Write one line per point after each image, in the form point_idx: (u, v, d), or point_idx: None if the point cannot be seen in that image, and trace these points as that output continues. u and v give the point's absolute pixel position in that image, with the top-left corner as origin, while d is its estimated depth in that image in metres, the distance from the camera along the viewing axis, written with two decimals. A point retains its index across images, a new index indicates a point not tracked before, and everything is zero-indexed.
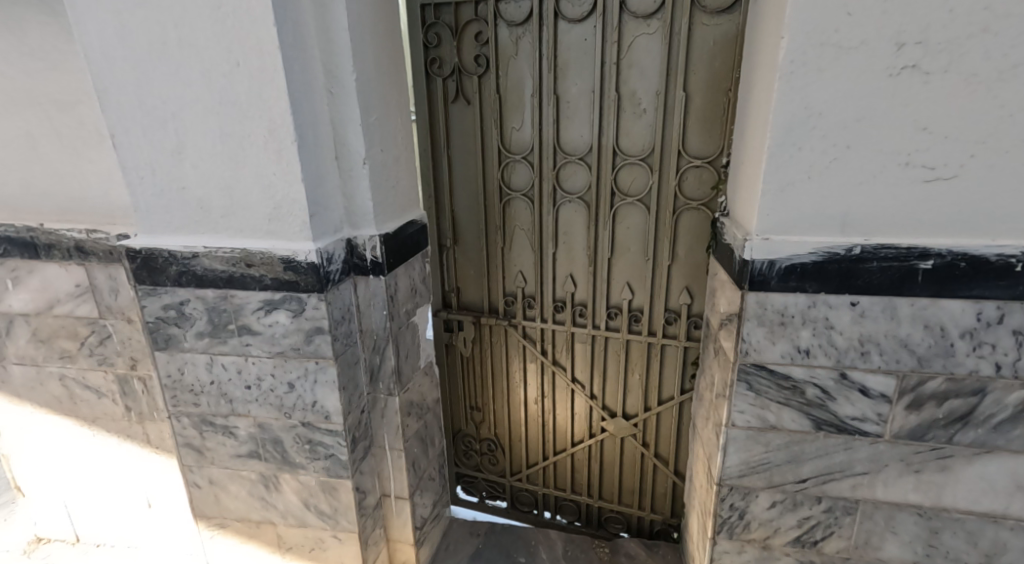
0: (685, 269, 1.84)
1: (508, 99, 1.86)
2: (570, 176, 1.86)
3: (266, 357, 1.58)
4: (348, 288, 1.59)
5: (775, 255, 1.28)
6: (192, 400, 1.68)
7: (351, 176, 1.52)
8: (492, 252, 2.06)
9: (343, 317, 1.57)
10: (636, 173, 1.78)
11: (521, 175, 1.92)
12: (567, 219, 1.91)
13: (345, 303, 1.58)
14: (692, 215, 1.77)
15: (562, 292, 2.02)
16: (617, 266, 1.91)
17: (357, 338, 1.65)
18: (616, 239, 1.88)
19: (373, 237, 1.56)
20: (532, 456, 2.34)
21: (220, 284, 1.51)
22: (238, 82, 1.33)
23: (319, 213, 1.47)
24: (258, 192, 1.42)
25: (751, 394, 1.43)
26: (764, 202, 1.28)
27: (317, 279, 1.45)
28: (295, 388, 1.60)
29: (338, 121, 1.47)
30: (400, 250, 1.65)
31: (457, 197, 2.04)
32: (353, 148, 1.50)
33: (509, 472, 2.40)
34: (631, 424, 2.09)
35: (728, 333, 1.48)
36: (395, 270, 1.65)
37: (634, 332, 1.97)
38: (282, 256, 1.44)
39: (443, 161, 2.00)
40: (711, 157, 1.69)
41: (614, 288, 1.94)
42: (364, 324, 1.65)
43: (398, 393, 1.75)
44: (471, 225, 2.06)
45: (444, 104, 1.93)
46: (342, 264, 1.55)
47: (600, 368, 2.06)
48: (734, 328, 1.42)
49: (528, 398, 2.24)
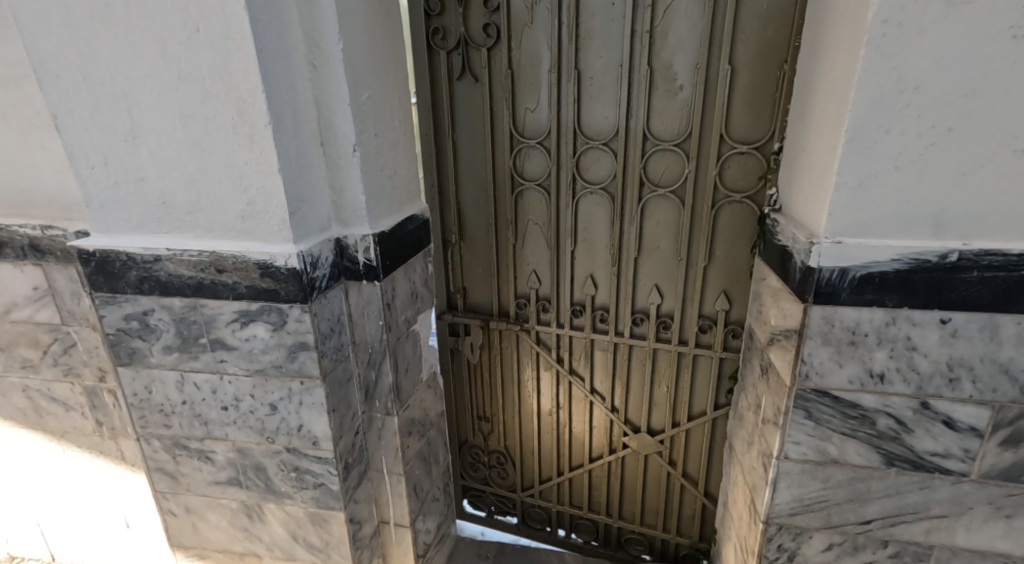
0: (724, 270, 1.61)
1: (521, 76, 1.63)
2: (592, 164, 1.64)
3: (244, 376, 1.37)
4: (337, 295, 1.38)
5: (850, 262, 1.06)
6: (163, 421, 1.48)
7: (337, 165, 1.30)
8: (502, 250, 1.85)
9: (332, 329, 1.36)
10: (670, 161, 1.55)
11: (535, 163, 1.70)
12: (587, 212, 1.69)
13: (334, 313, 1.37)
14: (733, 209, 1.54)
15: (580, 294, 1.81)
16: (644, 266, 1.69)
17: (349, 352, 1.45)
18: (644, 237, 1.66)
19: (365, 236, 1.34)
20: (546, 470, 2.15)
21: (188, 292, 1.30)
22: (198, 53, 1.10)
23: (302, 209, 1.25)
24: (229, 184, 1.20)
25: (810, 423, 1.22)
26: (837, 198, 1.05)
27: (299, 287, 1.24)
28: (278, 410, 1.39)
29: (322, 99, 1.24)
30: (397, 250, 1.44)
31: (464, 187, 1.82)
32: (341, 133, 1.27)
33: (520, 487, 2.22)
34: (657, 440, 1.88)
35: (781, 350, 1.26)
36: (391, 274, 1.43)
37: (662, 340, 1.75)
38: (258, 260, 1.23)
39: (447, 147, 1.78)
40: (758, 142, 1.45)
41: (640, 291, 1.72)
42: (357, 335, 1.45)
43: (397, 412, 1.54)
44: (479, 219, 1.84)
45: (448, 82, 1.71)
46: (330, 268, 1.33)
47: (622, 378, 1.86)
48: (789, 344, 1.20)
49: (541, 408, 2.05)
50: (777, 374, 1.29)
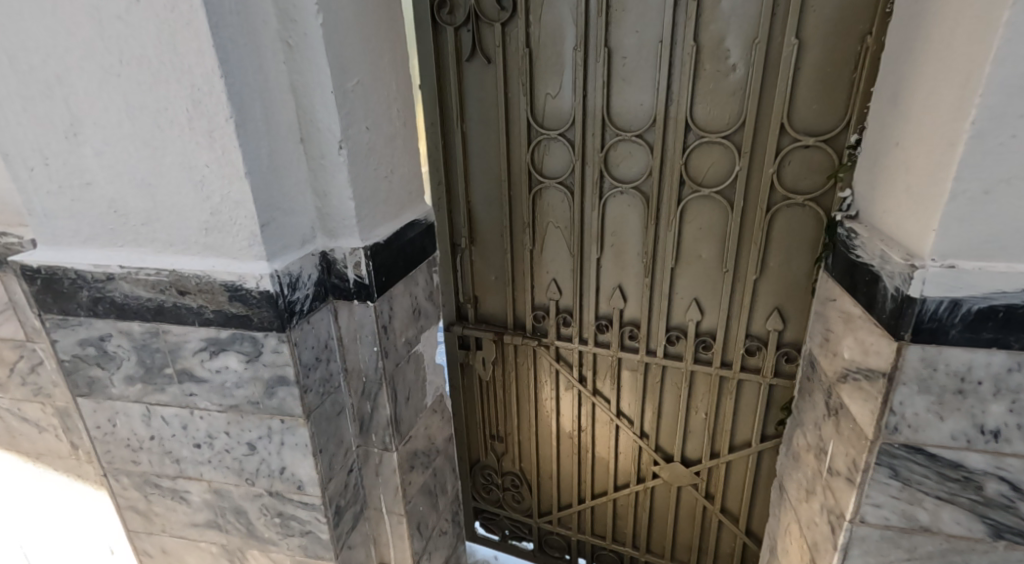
0: (778, 285, 1.37)
1: (540, 56, 1.40)
2: (623, 160, 1.41)
3: (217, 411, 1.17)
4: (323, 317, 1.18)
5: (965, 291, 0.83)
6: (130, 457, 1.29)
7: (321, 163, 1.09)
8: (518, 256, 1.65)
9: (317, 359, 1.16)
10: (716, 157, 1.31)
11: (556, 159, 1.48)
12: (616, 214, 1.47)
13: (319, 339, 1.17)
14: (792, 213, 1.30)
15: (606, 308, 1.60)
16: (682, 278, 1.46)
17: (340, 381, 1.26)
18: (682, 244, 1.43)
19: (354, 250, 1.13)
20: (565, 496, 1.96)
21: (147, 316, 1.10)
22: (141, 29, 0.89)
23: (278, 219, 1.04)
24: (188, 190, 0.99)
25: (896, 484, 0.99)
26: (952, 210, 0.82)
27: (275, 313, 1.03)
28: (257, 450, 1.19)
29: (300, 84, 1.03)
30: (395, 263, 1.24)
31: (475, 186, 1.62)
32: (324, 127, 1.05)
33: (537, 512, 2.03)
34: (691, 472, 1.67)
35: (856, 392, 1.03)
36: (387, 293, 1.22)
37: (701, 362, 1.53)
38: (225, 281, 1.02)
39: (456, 140, 1.57)
40: (827, 134, 1.21)
41: (677, 305, 1.50)
42: (349, 362, 1.25)
43: (396, 447, 1.34)
44: (492, 220, 1.64)
45: (457, 64, 1.49)
46: (314, 287, 1.13)
47: (652, 401, 1.64)
48: (871, 386, 0.97)
49: (561, 429, 1.85)
50: (847, 419, 1.06)
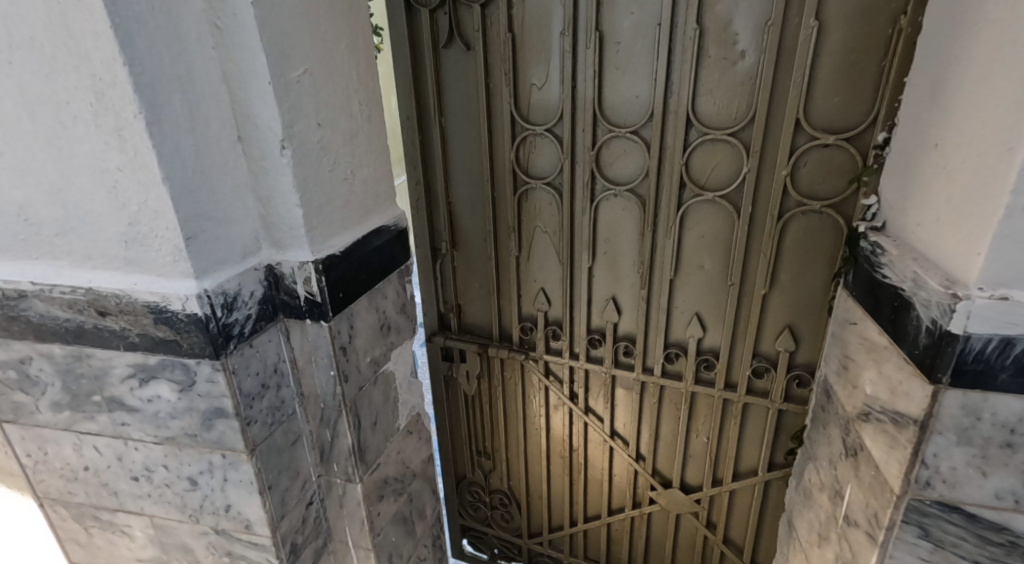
0: (790, 301, 1.22)
1: (524, 41, 1.25)
2: (617, 159, 1.26)
3: (153, 443, 1.04)
4: (271, 339, 1.05)
5: (1018, 327, 0.68)
6: (66, 488, 1.16)
7: (263, 165, 0.95)
8: (504, 263, 1.51)
9: (263, 386, 1.04)
10: (721, 157, 1.16)
11: (544, 157, 1.34)
12: (610, 220, 1.32)
13: (266, 363, 1.05)
14: (806, 221, 1.14)
15: (598, 321, 1.46)
16: (681, 290, 1.31)
17: (294, 406, 1.14)
18: (682, 254, 1.28)
19: (304, 264, 1.00)
20: (556, 518, 1.83)
21: (67, 338, 0.96)
22: (32, 8, 0.75)
23: (210, 232, 0.90)
24: (101, 197, 0.86)
25: (926, 545, 0.83)
26: (1003, 230, 0.67)
27: (206, 339, 0.90)
28: (198, 486, 1.06)
29: (234, 74, 0.89)
30: (355, 277, 1.11)
31: (456, 186, 1.48)
32: (264, 123, 0.92)
33: (527, 533, 1.90)
34: (691, 499, 1.53)
35: (878, 435, 0.88)
36: (345, 310, 1.09)
37: (702, 382, 1.38)
38: (147, 302, 0.89)
39: (435, 135, 1.43)
40: (849, 131, 1.05)
41: (676, 321, 1.35)
42: (304, 386, 1.13)
43: (360, 478, 1.21)
44: (475, 224, 1.50)
45: (434, 51, 1.34)
46: (259, 306, 1.00)
47: (649, 423, 1.50)
48: (897, 431, 0.82)
49: (552, 448, 1.72)
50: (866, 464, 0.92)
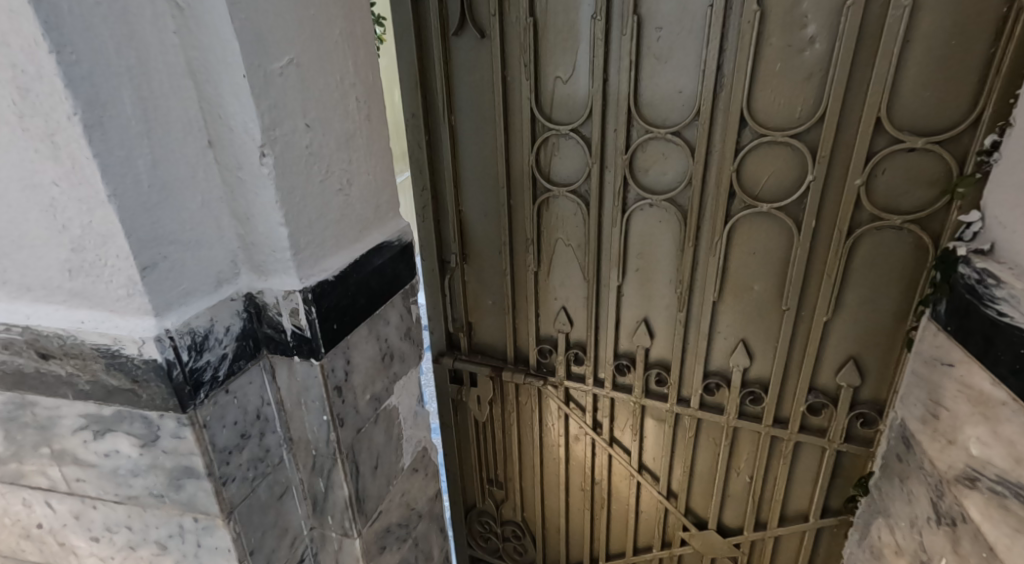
0: (856, 329, 1.07)
1: (548, 28, 1.09)
2: (654, 164, 1.10)
3: (113, 502, 0.88)
4: (252, 380, 0.89)
5: None
6: (18, 546, 1.00)
7: (239, 177, 0.79)
8: (520, 279, 1.35)
9: (245, 434, 0.89)
10: (780, 163, 1.01)
11: (567, 161, 1.18)
12: (644, 233, 1.16)
13: (246, 410, 0.89)
14: (879, 239, 1.01)
15: (626, 345, 1.30)
16: (725, 314, 1.15)
17: (281, 454, 0.99)
18: (728, 274, 1.12)
19: (290, 293, 0.85)
20: (574, 551, 1.70)
21: (5, 383, 0.81)
22: None
23: (173, 260, 0.75)
24: (36, 217, 0.69)
25: None
26: None
27: (169, 390, 0.74)
28: (167, 551, 0.90)
29: (201, 64, 0.72)
30: (352, 304, 0.95)
31: (467, 192, 1.32)
32: (238, 125, 0.75)
33: None
34: (729, 543, 1.38)
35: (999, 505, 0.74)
36: (341, 343, 0.94)
37: (746, 416, 1.22)
38: (97, 345, 0.74)
39: (444, 134, 1.27)
40: (941, 138, 0.93)
41: (718, 348, 1.19)
42: (293, 431, 0.98)
43: (359, 532, 1.06)
44: (488, 235, 1.34)
45: (443, 39, 1.18)
46: (237, 343, 0.85)
47: (682, 459, 1.35)
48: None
49: (571, 480, 1.57)
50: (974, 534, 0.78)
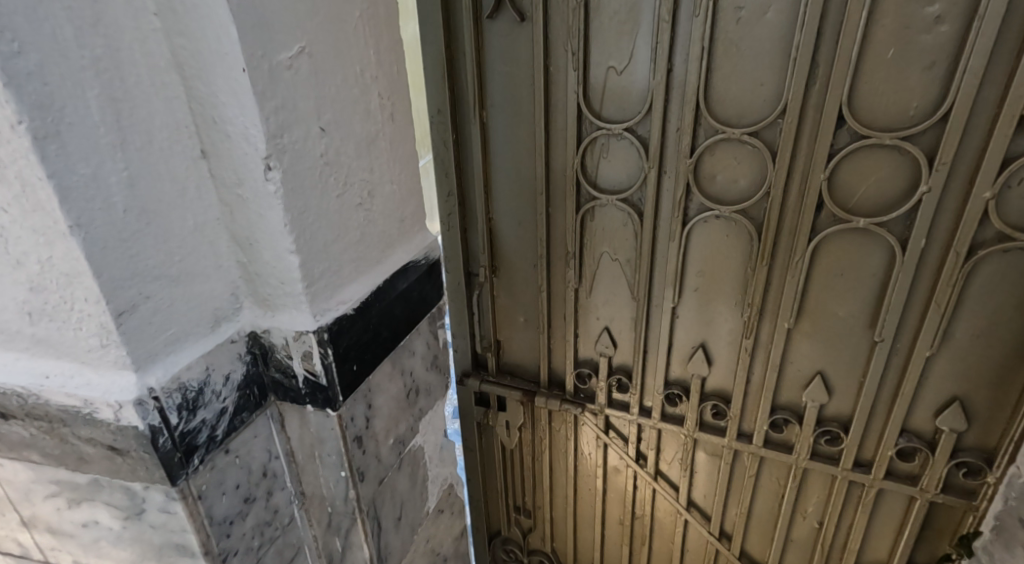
0: (958, 365, 1.05)
1: (599, 15, 1.05)
2: (718, 167, 1.07)
3: None
4: (257, 433, 0.78)
5: None
6: None
7: (240, 195, 0.64)
8: (556, 295, 1.30)
9: (249, 497, 0.78)
10: (880, 167, 0.97)
11: (617, 164, 1.14)
12: (703, 246, 1.13)
13: (251, 468, 0.78)
14: (999, 265, 0.96)
15: (679, 373, 1.25)
16: (802, 344, 1.13)
17: (292, 512, 0.86)
18: (806, 303, 1.10)
19: (302, 334, 0.70)
20: None
21: None
22: None
23: (156, 300, 0.61)
24: None
25: None
26: None
27: (158, 460, 0.63)
28: None
29: (190, 53, 0.57)
30: (373, 340, 0.81)
31: (498, 200, 1.26)
32: (237, 130, 0.60)
33: None
34: None
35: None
36: (360, 387, 0.81)
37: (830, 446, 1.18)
38: (65, 408, 0.61)
39: (474, 133, 1.21)
40: None
41: (790, 379, 1.17)
42: (306, 485, 0.86)
43: None
44: (521, 244, 1.28)
45: (475, 23, 1.12)
46: (240, 393, 0.72)
47: (737, 497, 1.30)
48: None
49: (607, 514, 1.47)
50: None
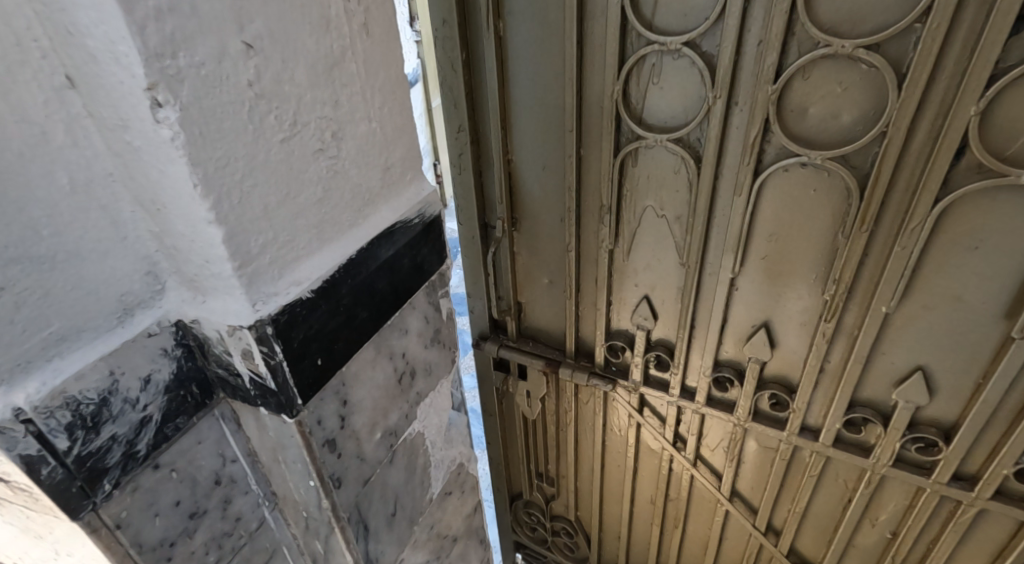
0: None
1: None
2: (811, 97, 0.89)
3: None
4: (203, 438, 0.63)
5: None
6: None
7: (130, 143, 0.45)
8: (586, 254, 1.19)
9: (198, 510, 0.64)
10: None
11: (670, 93, 0.97)
12: (776, 207, 0.99)
13: (199, 477, 0.64)
14: None
15: (732, 354, 1.16)
16: (902, 339, 1.01)
17: (264, 514, 0.74)
18: (914, 289, 0.96)
19: (235, 330, 0.53)
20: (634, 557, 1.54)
21: None
22: None
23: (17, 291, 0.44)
24: None
25: None
26: None
27: (48, 493, 0.48)
28: None
29: None
30: (343, 326, 0.64)
31: (518, 138, 1.14)
32: (103, 47, 0.41)
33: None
34: None
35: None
36: (331, 381, 0.65)
37: (930, 452, 1.06)
38: None
39: (488, 55, 1.06)
40: None
41: (880, 373, 1.05)
42: (277, 486, 0.73)
43: None
44: (546, 190, 1.16)
45: None
46: (171, 396, 0.57)
47: (787, 490, 1.25)
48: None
49: (637, 491, 1.41)
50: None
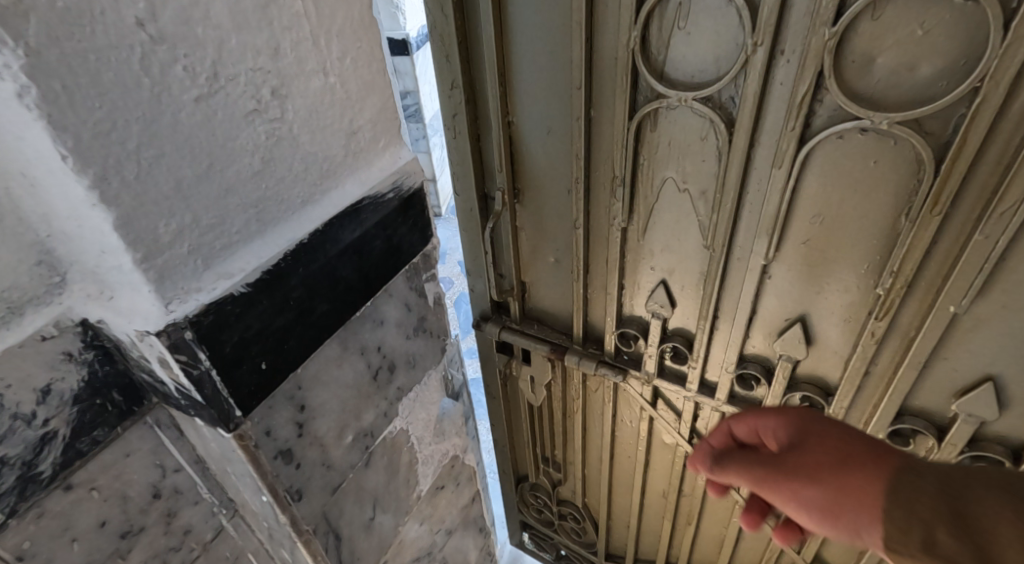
0: None
1: None
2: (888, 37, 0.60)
3: None
4: (133, 450, 0.54)
5: None
6: None
7: None
8: (594, 232, 0.93)
9: (134, 529, 0.56)
10: None
11: (694, 33, 0.68)
12: (827, 175, 0.70)
13: (135, 492, 0.55)
14: None
15: (760, 349, 0.91)
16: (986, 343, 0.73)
17: (221, 524, 0.66)
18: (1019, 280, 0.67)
19: (141, 335, 0.43)
20: (645, 546, 1.43)
21: None
22: None
23: None
24: None
25: None
26: None
27: None
28: None
29: None
30: (293, 322, 0.54)
31: (522, 88, 0.83)
32: None
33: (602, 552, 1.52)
34: None
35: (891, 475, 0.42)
36: (281, 386, 0.55)
37: None
38: None
39: None
40: None
41: (941, 382, 0.79)
42: (236, 496, 0.65)
43: None
44: (553, 157, 0.88)
45: None
46: (82, 407, 0.48)
47: None
48: (972, 519, 0.38)
49: (652, 485, 1.25)
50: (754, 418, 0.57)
